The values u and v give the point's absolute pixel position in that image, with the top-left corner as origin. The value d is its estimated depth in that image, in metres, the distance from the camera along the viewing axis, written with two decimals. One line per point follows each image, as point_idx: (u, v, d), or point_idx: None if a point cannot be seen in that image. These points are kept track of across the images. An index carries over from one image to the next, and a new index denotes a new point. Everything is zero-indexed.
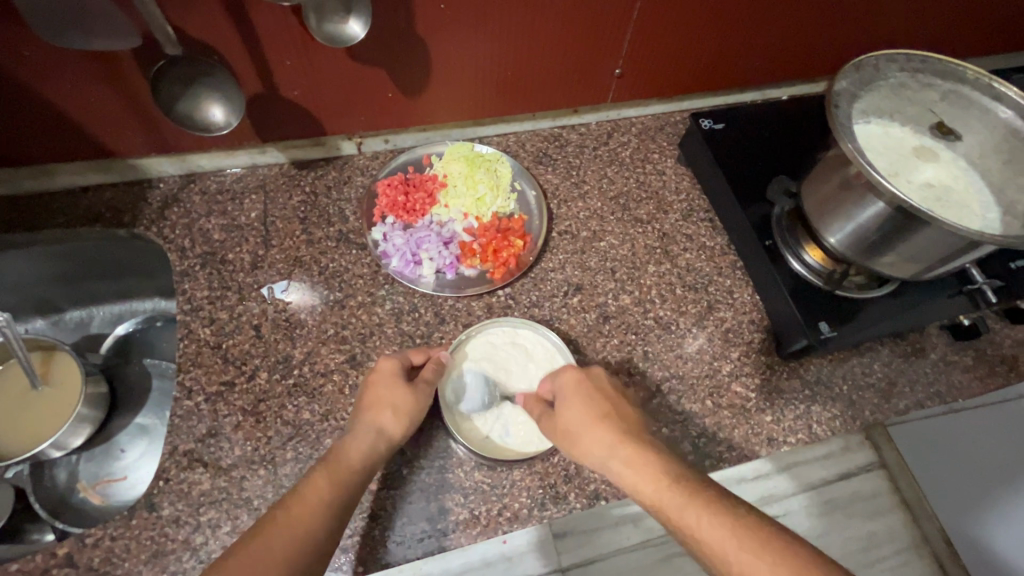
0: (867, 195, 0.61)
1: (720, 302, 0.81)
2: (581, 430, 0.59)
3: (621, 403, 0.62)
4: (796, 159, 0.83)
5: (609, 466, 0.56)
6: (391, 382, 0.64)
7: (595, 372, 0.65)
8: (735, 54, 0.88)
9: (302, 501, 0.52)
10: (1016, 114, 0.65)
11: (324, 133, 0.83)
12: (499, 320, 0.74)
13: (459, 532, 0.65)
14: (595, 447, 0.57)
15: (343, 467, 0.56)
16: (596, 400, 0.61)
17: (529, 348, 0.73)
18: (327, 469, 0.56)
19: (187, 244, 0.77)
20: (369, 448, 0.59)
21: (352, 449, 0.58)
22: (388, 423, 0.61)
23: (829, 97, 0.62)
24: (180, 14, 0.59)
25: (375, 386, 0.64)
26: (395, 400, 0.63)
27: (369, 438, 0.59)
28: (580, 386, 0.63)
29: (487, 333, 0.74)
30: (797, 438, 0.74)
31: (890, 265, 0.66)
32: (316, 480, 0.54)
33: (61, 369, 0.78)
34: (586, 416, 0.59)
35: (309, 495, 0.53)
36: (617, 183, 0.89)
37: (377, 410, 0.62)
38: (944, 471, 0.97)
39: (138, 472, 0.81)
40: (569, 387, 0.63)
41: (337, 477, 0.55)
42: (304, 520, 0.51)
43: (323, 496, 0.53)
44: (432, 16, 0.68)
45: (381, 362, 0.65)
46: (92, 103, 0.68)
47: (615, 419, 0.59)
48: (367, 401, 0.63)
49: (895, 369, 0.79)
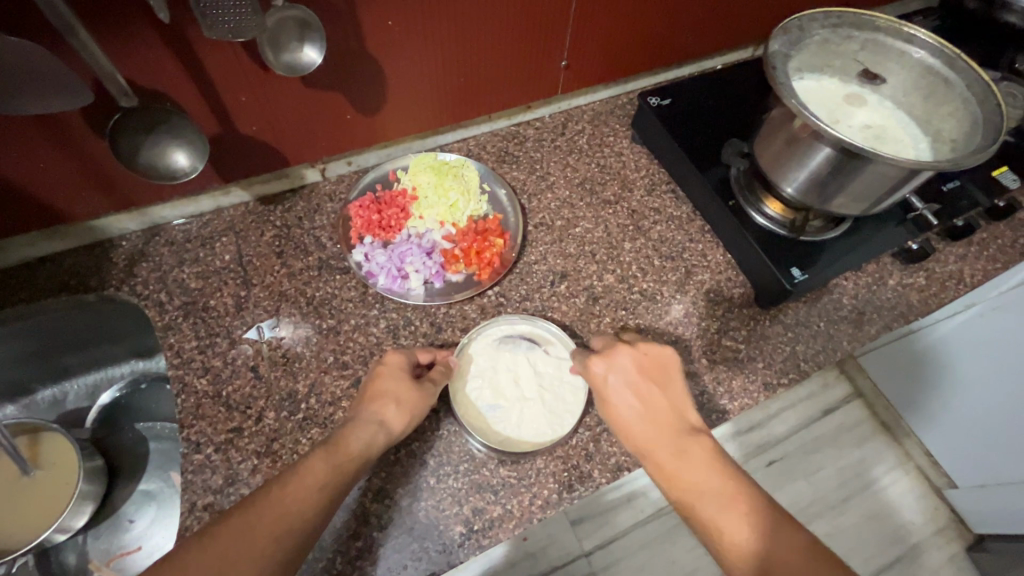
0: (814, 144, 0.66)
1: (696, 266, 0.86)
2: (628, 424, 0.60)
3: (653, 386, 0.62)
4: (741, 122, 0.88)
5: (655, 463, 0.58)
6: (396, 375, 0.65)
7: (622, 360, 0.64)
8: (668, 32, 0.92)
9: (298, 483, 0.53)
10: (928, 53, 0.70)
11: (286, 165, 0.82)
12: (496, 319, 0.76)
13: (497, 529, 0.66)
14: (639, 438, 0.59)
15: (344, 453, 0.57)
16: (628, 390, 0.62)
17: (532, 343, 0.75)
18: (326, 453, 0.56)
19: (165, 297, 0.75)
20: (371, 438, 0.59)
21: (355, 437, 0.59)
22: (391, 415, 0.62)
23: (766, 60, 0.66)
24: (129, 65, 0.59)
25: (379, 379, 0.65)
26: (399, 394, 0.63)
27: (371, 429, 0.60)
28: (609, 378, 0.63)
29: (487, 333, 0.75)
30: (789, 378, 0.79)
31: (843, 206, 0.71)
32: (316, 462, 0.55)
33: (53, 448, 0.74)
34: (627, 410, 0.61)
35: (308, 476, 0.54)
36: (580, 170, 0.92)
37: (381, 403, 0.62)
38: (902, 388, 1.18)
39: (154, 539, 0.84)
40: (601, 380, 0.63)
41: (337, 463, 0.56)
42: (297, 501, 0.52)
43: (318, 480, 0.54)
44: (380, 33, 0.69)
45: (390, 356, 0.67)
46: (41, 167, 0.65)
47: (656, 415, 0.60)
48: (371, 392, 0.64)
49: (862, 299, 0.86)
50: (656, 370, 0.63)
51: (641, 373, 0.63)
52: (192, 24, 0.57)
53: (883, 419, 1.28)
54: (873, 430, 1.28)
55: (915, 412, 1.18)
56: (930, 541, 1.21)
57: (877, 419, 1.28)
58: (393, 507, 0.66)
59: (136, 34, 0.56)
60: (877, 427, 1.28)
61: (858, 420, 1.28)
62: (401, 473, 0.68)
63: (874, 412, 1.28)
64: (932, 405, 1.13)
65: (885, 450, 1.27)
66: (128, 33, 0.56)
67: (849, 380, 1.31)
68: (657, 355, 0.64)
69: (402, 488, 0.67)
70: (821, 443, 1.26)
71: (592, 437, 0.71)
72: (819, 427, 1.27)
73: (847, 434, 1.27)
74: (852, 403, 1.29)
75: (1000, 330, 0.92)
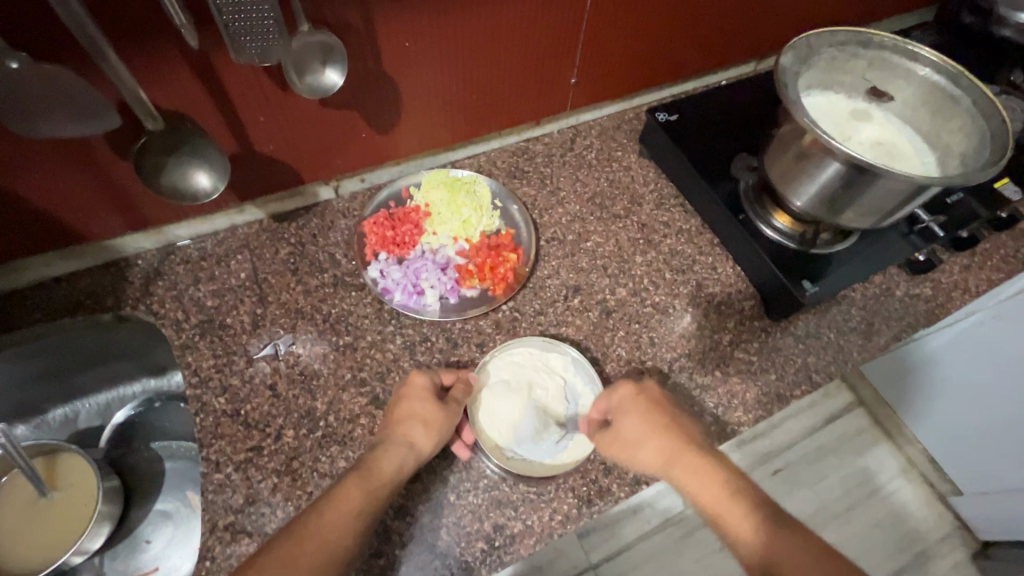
0: (824, 159, 0.67)
1: (706, 279, 0.87)
2: (637, 440, 0.63)
3: (671, 410, 0.66)
4: (748, 136, 0.90)
5: (669, 471, 0.60)
6: (422, 397, 0.65)
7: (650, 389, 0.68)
8: (673, 49, 0.94)
9: (335, 510, 0.55)
10: (933, 70, 0.72)
11: (300, 184, 0.83)
12: (523, 340, 0.77)
13: (517, 544, 0.66)
14: (654, 454, 0.61)
15: (377, 478, 0.59)
16: (652, 413, 0.65)
17: (556, 369, 0.75)
18: (360, 478, 0.58)
19: (181, 315, 0.75)
20: (400, 462, 0.61)
21: (386, 461, 0.60)
22: (419, 437, 0.63)
23: (776, 78, 0.68)
24: (154, 89, 0.60)
25: (405, 401, 0.65)
26: (426, 414, 0.64)
27: (400, 453, 0.61)
28: (635, 400, 0.67)
29: (511, 352, 0.76)
30: (802, 390, 0.80)
31: (852, 220, 0.73)
32: (350, 488, 0.57)
33: (68, 468, 0.75)
34: (643, 428, 0.63)
35: (342, 508, 0.56)
36: (589, 184, 0.94)
37: (408, 424, 0.63)
38: (901, 394, 1.20)
39: (171, 560, 0.83)
40: (628, 401, 0.67)
41: (369, 488, 0.58)
42: (333, 530, 0.54)
43: (354, 506, 0.56)
44: (397, 53, 0.70)
45: (414, 377, 0.67)
46: (62, 189, 0.66)
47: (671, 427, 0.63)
48: (398, 413, 0.65)
49: (870, 310, 0.87)
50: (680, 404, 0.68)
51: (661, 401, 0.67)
52: (216, 47, 0.58)
53: (887, 426, 1.29)
54: (875, 437, 1.29)
55: (915, 416, 1.19)
56: (937, 548, 1.21)
57: (881, 426, 1.29)
58: (413, 524, 0.66)
59: (163, 57, 0.57)
60: (880, 434, 1.29)
61: (860, 428, 1.29)
62: (421, 490, 0.68)
63: (877, 419, 1.30)
64: (928, 403, 1.14)
65: (890, 458, 1.28)
66: (153, 56, 0.57)
67: (849, 389, 1.32)
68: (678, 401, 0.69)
69: (422, 505, 0.67)
70: (824, 451, 1.28)
71: None
72: (823, 435, 1.29)
73: (852, 442, 1.28)
74: (855, 411, 1.31)
75: (1003, 335, 0.91)
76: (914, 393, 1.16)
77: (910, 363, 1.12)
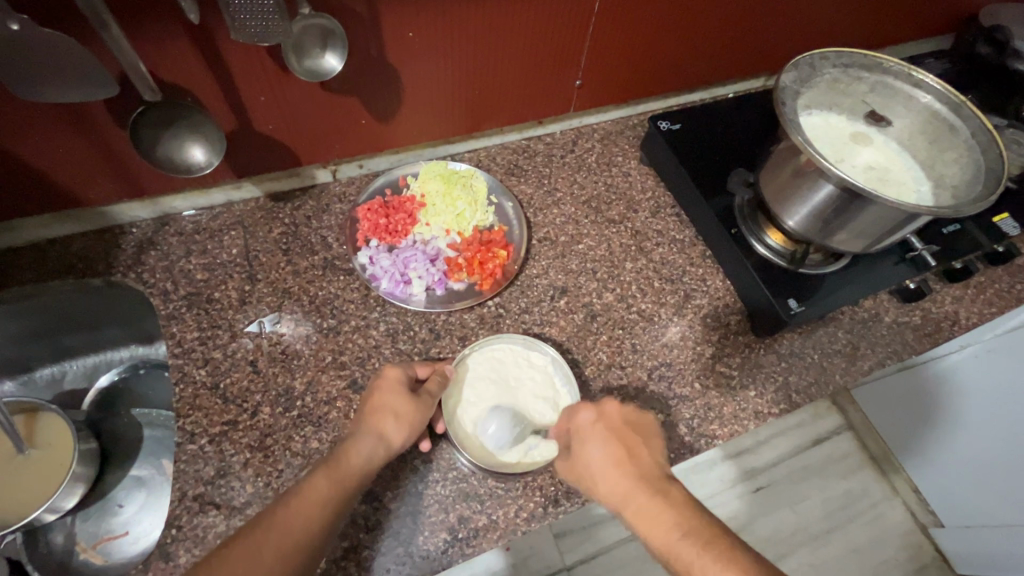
0: (818, 180, 0.67)
1: (695, 291, 0.87)
2: (598, 473, 0.60)
3: (635, 437, 0.63)
4: (748, 152, 0.90)
5: (624, 511, 0.58)
6: (395, 390, 0.65)
7: (608, 411, 0.65)
8: (681, 59, 0.94)
9: (302, 502, 0.55)
10: (934, 98, 0.73)
11: (299, 164, 0.83)
12: (504, 336, 0.77)
13: (481, 538, 0.66)
14: (615, 490, 0.59)
15: (345, 469, 0.58)
16: (613, 442, 0.62)
17: (537, 369, 0.75)
18: (329, 470, 0.58)
19: (170, 286, 0.76)
20: (371, 452, 0.60)
21: (355, 452, 0.60)
22: (390, 429, 0.62)
23: (775, 95, 0.68)
24: (155, 61, 0.60)
25: (379, 394, 0.65)
26: (398, 408, 0.64)
27: (370, 444, 0.61)
28: (596, 426, 0.63)
29: (492, 347, 0.76)
30: (780, 408, 0.80)
31: (844, 242, 0.72)
32: (317, 480, 0.57)
33: (47, 427, 0.76)
34: (606, 461, 0.60)
35: (307, 500, 0.55)
36: (587, 187, 0.94)
37: (380, 417, 0.63)
38: (888, 421, 1.19)
39: (142, 525, 0.80)
40: (587, 428, 0.64)
41: (338, 480, 0.57)
42: (302, 520, 0.54)
43: (321, 498, 0.56)
44: (400, 43, 0.71)
45: (387, 371, 0.67)
46: (61, 153, 0.67)
47: (637, 454, 0.61)
48: (372, 405, 0.64)
49: (856, 334, 0.86)
50: (643, 429, 0.64)
51: (625, 427, 0.64)
52: (219, 24, 0.59)
53: (874, 454, 1.26)
54: (861, 463, 1.26)
55: (903, 444, 1.19)
56: None
57: (868, 453, 1.27)
58: (380, 510, 0.66)
59: (163, 31, 0.58)
60: (866, 460, 1.27)
61: (846, 451, 1.27)
62: (390, 476, 0.68)
63: (864, 446, 1.27)
64: (917, 432, 1.14)
65: (872, 485, 1.26)
66: (156, 27, 0.57)
67: (840, 412, 1.30)
68: (638, 418, 0.65)
69: (390, 492, 0.68)
70: (808, 472, 1.26)
71: None
72: (808, 456, 1.27)
73: (837, 465, 1.26)
74: (842, 434, 1.28)
75: (970, 375, 0.96)
76: (902, 420, 1.15)
77: (902, 389, 1.11)
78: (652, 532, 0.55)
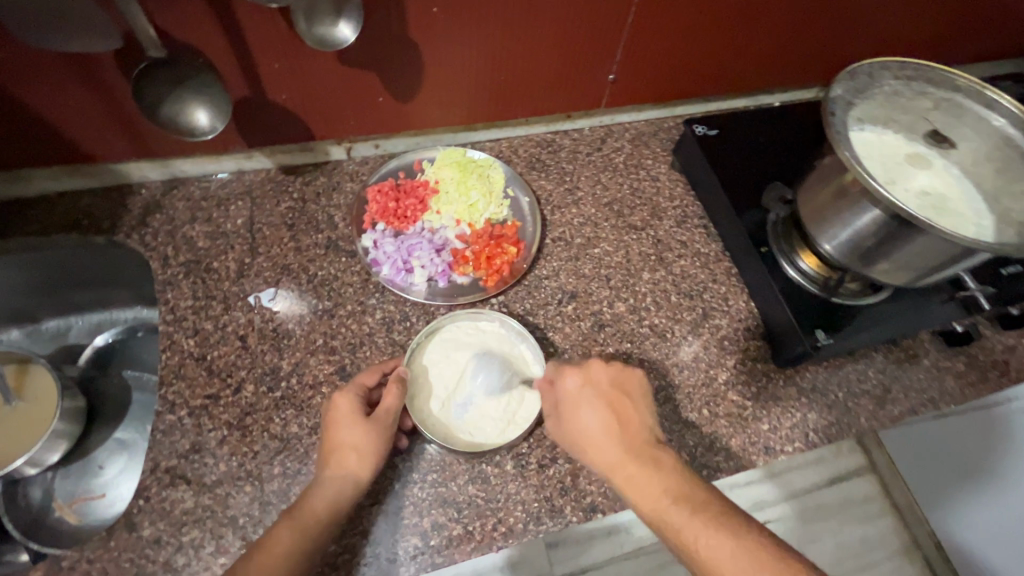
0: (862, 202, 0.61)
1: (715, 309, 0.81)
2: (591, 440, 0.58)
3: (625, 401, 0.61)
4: (790, 167, 0.83)
5: (614, 478, 0.56)
6: (347, 421, 0.60)
7: (596, 375, 0.62)
8: (726, 61, 0.88)
9: (267, 554, 0.53)
10: (1010, 123, 0.63)
11: (312, 139, 0.81)
12: (453, 315, 0.72)
13: (453, 549, 0.63)
14: (603, 457, 0.57)
15: (312, 516, 0.56)
16: (603, 407, 0.60)
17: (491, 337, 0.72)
18: (292, 518, 0.55)
19: (170, 251, 0.75)
20: (337, 495, 0.57)
21: (319, 497, 0.56)
22: (353, 466, 0.58)
23: (824, 105, 0.61)
24: (166, 19, 0.58)
25: (335, 429, 0.60)
26: (358, 443, 0.59)
27: (336, 487, 0.57)
28: (584, 391, 0.61)
29: (442, 333, 0.71)
30: (795, 447, 0.73)
31: (885, 273, 0.65)
32: (281, 531, 0.54)
33: (35, 380, 0.76)
34: (597, 428, 0.58)
35: (272, 550, 0.53)
36: (610, 189, 0.88)
37: (340, 455, 0.58)
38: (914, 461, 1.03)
39: (119, 489, 0.79)
40: (575, 394, 0.61)
41: (301, 528, 0.55)
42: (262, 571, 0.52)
43: (285, 549, 0.53)
44: (423, 20, 0.67)
45: (337, 401, 0.61)
46: (70, 108, 0.66)
47: (627, 420, 0.59)
48: (330, 442, 0.60)
49: (889, 376, 0.79)
50: (632, 391, 0.62)
51: (613, 389, 0.61)
52: None
53: (896, 502, 1.05)
54: (881, 511, 1.05)
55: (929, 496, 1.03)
56: None
57: (888, 500, 1.05)
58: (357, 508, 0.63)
59: None
60: (886, 508, 1.05)
61: (866, 496, 1.05)
62: None
63: (887, 493, 1.05)
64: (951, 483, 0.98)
65: None
66: None
67: (863, 451, 1.07)
68: (628, 376, 0.63)
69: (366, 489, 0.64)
70: (825, 514, 1.02)
71: (570, 471, 0.67)
72: (826, 495, 1.03)
73: (856, 509, 1.04)
74: (863, 476, 1.06)
75: None
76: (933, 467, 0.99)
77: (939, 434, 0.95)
78: (641, 499, 0.54)
